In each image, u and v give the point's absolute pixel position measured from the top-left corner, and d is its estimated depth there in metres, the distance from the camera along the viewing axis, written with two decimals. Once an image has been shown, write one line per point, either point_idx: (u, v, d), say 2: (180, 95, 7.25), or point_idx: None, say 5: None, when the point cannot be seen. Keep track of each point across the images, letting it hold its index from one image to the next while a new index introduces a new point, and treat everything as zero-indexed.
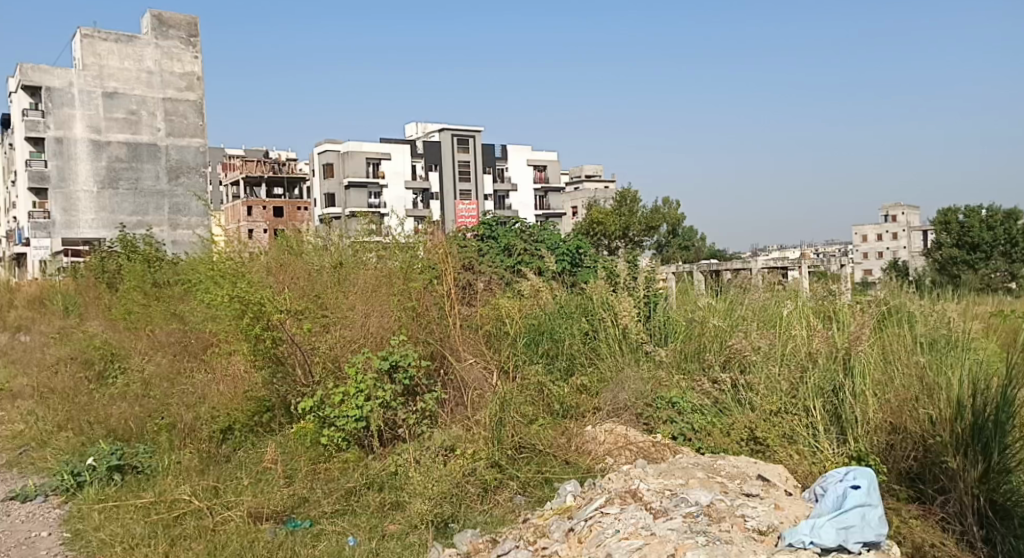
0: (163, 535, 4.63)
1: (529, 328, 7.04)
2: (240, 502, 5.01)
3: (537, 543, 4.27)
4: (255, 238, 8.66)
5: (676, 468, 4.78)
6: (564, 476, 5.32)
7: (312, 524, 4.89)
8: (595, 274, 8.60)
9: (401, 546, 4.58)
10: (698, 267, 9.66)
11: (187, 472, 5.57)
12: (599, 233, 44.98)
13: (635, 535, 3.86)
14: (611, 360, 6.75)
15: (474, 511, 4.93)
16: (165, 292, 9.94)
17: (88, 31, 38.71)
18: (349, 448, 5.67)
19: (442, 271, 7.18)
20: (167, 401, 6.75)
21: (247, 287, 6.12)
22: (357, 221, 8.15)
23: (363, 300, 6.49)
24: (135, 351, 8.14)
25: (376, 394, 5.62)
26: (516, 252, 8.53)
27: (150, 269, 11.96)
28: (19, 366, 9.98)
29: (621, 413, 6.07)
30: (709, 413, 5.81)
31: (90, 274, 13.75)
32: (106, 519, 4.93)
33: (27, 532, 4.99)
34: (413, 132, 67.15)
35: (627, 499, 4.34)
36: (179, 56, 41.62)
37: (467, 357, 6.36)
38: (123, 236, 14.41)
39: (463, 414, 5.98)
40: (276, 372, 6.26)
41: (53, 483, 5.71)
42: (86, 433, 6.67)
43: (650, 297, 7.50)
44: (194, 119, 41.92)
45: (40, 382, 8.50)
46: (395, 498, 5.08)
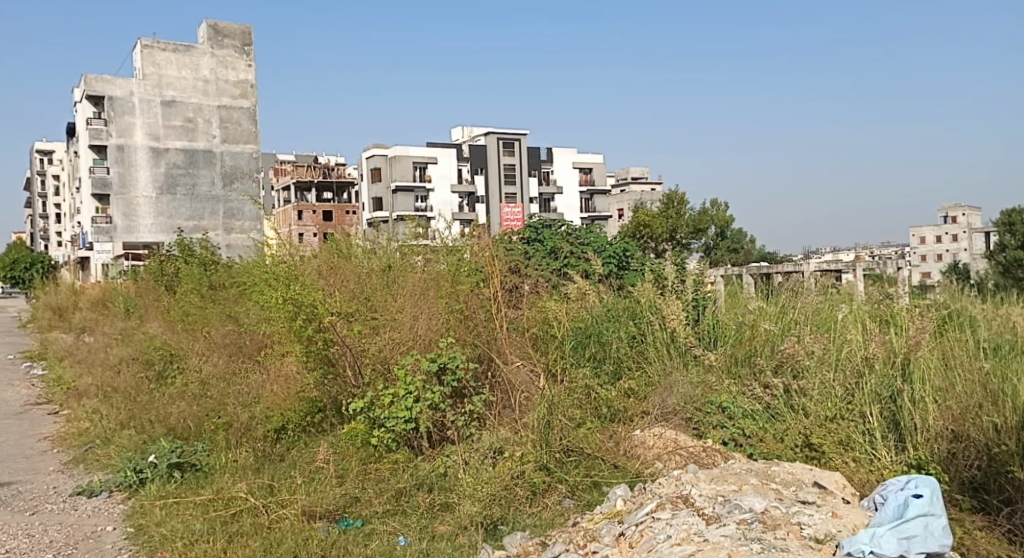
0: (221, 531, 4.74)
1: (577, 331, 7.05)
2: (294, 500, 5.10)
3: (587, 547, 4.25)
4: (306, 241, 8.83)
5: (729, 474, 4.72)
6: (613, 480, 5.31)
7: (364, 524, 4.95)
8: (642, 277, 8.56)
9: (451, 546, 4.61)
10: (747, 270, 9.55)
11: (243, 470, 5.70)
12: (646, 235, 44.77)
13: (687, 541, 3.83)
14: (659, 364, 6.71)
15: (524, 513, 4.95)
16: (221, 294, 10.20)
17: (147, 41, 39.84)
18: (399, 449, 5.73)
19: (488, 274, 7.26)
20: (224, 401, 6.94)
21: (299, 289, 6.22)
22: (404, 224, 8.26)
23: (412, 303, 6.55)
24: (193, 351, 8.37)
25: (425, 396, 5.67)
26: (562, 255, 8.56)
27: (207, 272, 12.30)
28: (82, 365, 10.34)
29: (670, 417, 6.05)
30: (761, 418, 5.75)
31: (149, 277, 14.20)
32: (167, 515, 5.08)
33: (94, 526, 5.16)
34: (459, 135, 67.55)
35: (678, 504, 4.30)
36: (234, 65, 42.58)
37: (513, 361, 6.42)
38: (181, 240, 14.82)
39: (511, 416, 6.00)
40: (327, 373, 6.39)
41: (117, 479, 5.90)
42: (147, 432, 6.89)
43: (698, 300, 7.45)
44: (247, 126, 42.85)
45: (103, 381, 8.78)
46: (444, 499, 5.12)
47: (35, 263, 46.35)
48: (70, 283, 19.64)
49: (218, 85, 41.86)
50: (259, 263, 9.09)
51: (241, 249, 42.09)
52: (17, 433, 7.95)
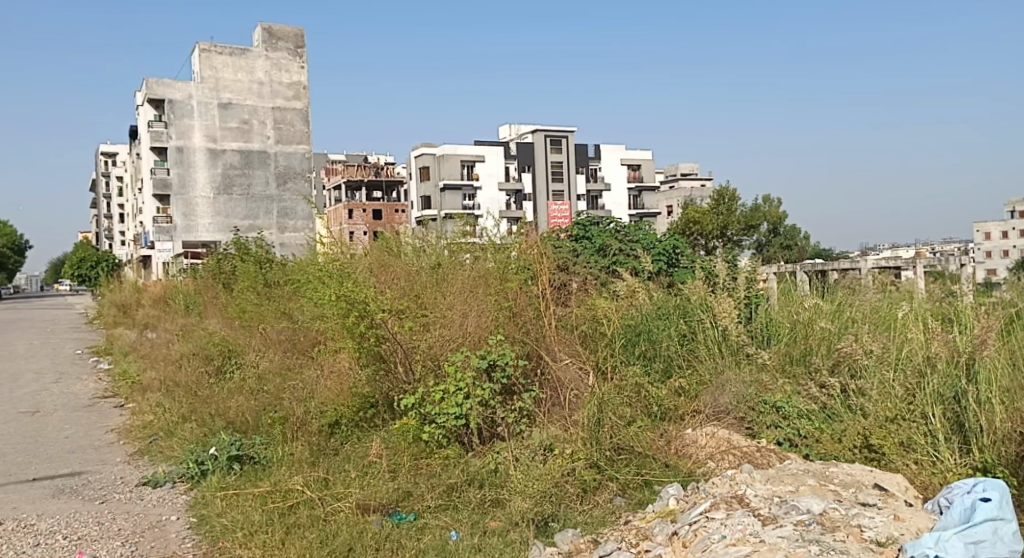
0: (280, 522, 4.84)
1: (627, 329, 7.00)
2: (348, 493, 5.19)
3: (639, 546, 4.24)
4: (357, 239, 8.94)
5: (785, 474, 4.65)
6: (664, 479, 5.30)
7: (417, 518, 5.00)
8: (693, 274, 8.48)
9: (503, 543, 4.63)
10: (801, 267, 9.37)
11: (299, 464, 5.81)
12: (696, 232, 44.36)
13: (743, 542, 3.79)
14: (711, 362, 6.64)
15: (575, 510, 4.95)
16: (277, 292, 10.40)
17: (205, 45, 40.87)
18: (449, 445, 5.77)
19: (537, 271, 7.33)
20: (281, 395, 7.12)
21: (352, 286, 6.29)
22: (453, 222, 8.30)
23: (462, 300, 6.58)
24: (251, 347, 8.58)
25: (475, 392, 5.70)
26: (611, 252, 8.50)
27: (262, 270, 12.57)
28: (145, 360, 10.67)
29: (723, 417, 5.98)
30: (818, 418, 5.65)
31: (208, 275, 14.58)
32: (228, 506, 5.21)
33: (159, 515, 5.32)
34: (508, 134, 67.78)
35: (734, 504, 4.26)
36: (288, 67, 43.40)
37: (562, 358, 6.42)
38: (237, 238, 15.16)
39: (561, 414, 5.99)
40: (378, 369, 6.47)
41: (180, 471, 6.07)
42: (208, 425, 7.08)
43: (750, 298, 7.35)
44: (301, 127, 43.62)
45: (166, 375, 9.04)
46: (495, 495, 5.16)
47: (99, 262, 47.93)
48: (133, 280, 20.26)
49: (273, 87, 42.74)
50: (312, 261, 9.24)
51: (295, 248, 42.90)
52: (86, 425, 8.25)
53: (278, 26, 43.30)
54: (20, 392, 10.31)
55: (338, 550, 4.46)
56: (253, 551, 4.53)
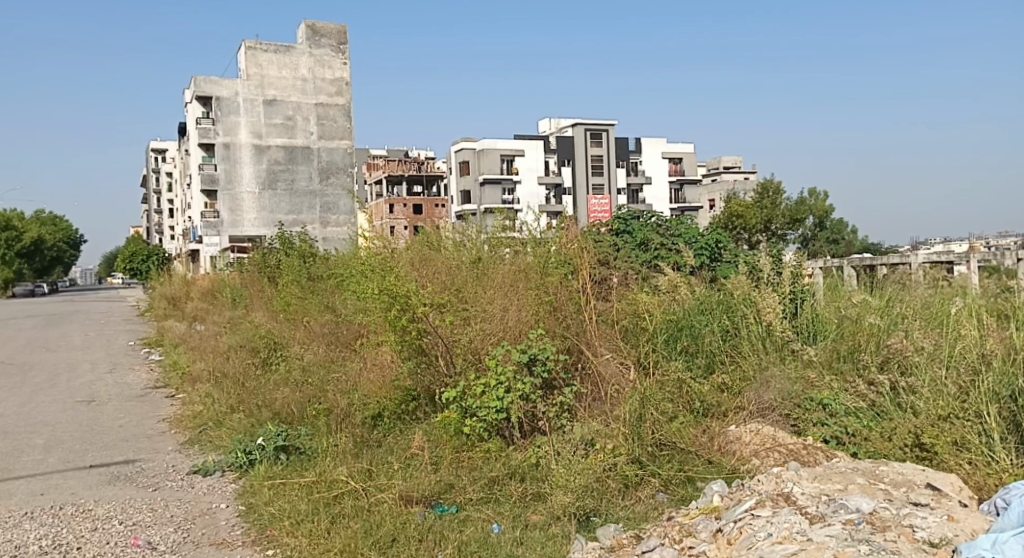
0: (325, 512, 4.91)
1: (669, 324, 6.90)
2: (391, 485, 5.22)
3: (683, 542, 4.19)
4: (397, 234, 9.02)
5: (833, 473, 4.57)
6: (708, 475, 5.24)
7: (459, 510, 5.04)
8: (735, 269, 8.38)
9: (544, 536, 4.63)
10: (848, 262, 9.18)
11: (343, 454, 5.88)
12: (739, 226, 43.93)
13: (789, 540, 3.74)
14: (755, 358, 6.55)
15: (617, 506, 4.94)
16: (321, 285, 10.53)
17: (251, 42, 41.61)
18: (491, 439, 5.78)
19: (577, 266, 7.29)
20: (325, 388, 7.22)
21: (394, 281, 6.34)
22: (493, 217, 8.31)
23: (502, 295, 6.58)
24: (295, 340, 8.71)
25: (516, 386, 5.70)
26: (652, 247, 8.45)
27: (305, 264, 12.76)
28: (194, 352, 10.91)
29: (768, 413, 5.89)
30: (866, 416, 5.55)
31: (254, 269, 14.84)
32: (275, 495, 5.31)
33: (209, 503, 5.44)
34: (547, 127, 67.66)
35: (780, 502, 4.21)
36: (331, 64, 43.95)
37: (603, 353, 6.41)
38: (281, 233, 15.40)
39: (602, 409, 5.97)
40: (420, 362, 6.50)
41: (228, 460, 6.21)
42: (254, 416, 7.20)
43: (796, 293, 7.24)
44: (344, 123, 44.23)
45: (214, 366, 9.23)
46: (536, 489, 5.16)
47: (150, 255, 49.12)
48: (182, 273, 20.69)
49: (316, 84, 43.40)
50: (354, 256, 9.35)
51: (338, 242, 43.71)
52: (139, 414, 8.46)
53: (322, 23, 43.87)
54: (76, 381, 10.62)
55: (382, 540, 4.50)
56: (299, 540, 4.60)
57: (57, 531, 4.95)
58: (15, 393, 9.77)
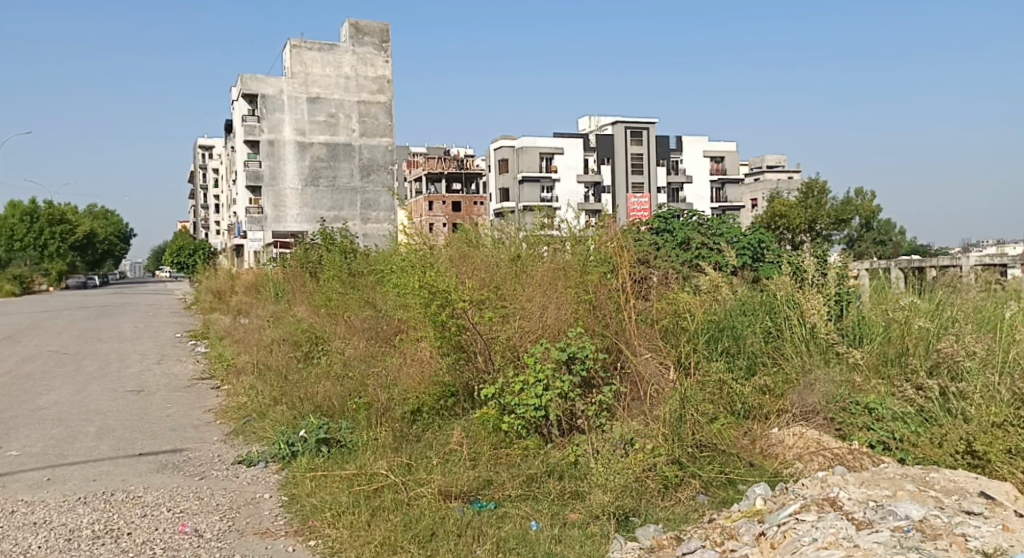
0: (366, 505, 4.95)
1: (710, 324, 6.75)
2: (431, 480, 5.24)
3: (725, 544, 4.15)
4: (436, 230, 9.06)
5: (882, 478, 4.50)
6: (749, 478, 5.18)
7: (497, 507, 5.04)
8: (779, 269, 8.26)
9: (583, 535, 4.59)
10: (896, 263, 8.99)
11: (383, 448, 5.91)
12: (782, 226, 43.19)
13: (835, 546, 3.67)
14: (798, 360, 6.46)
15: (656, 506, 4.89)
16: (361, 281, 10.61)
17: (296, 41, 42.83)
18: (529, 436, 5.78)
19: (617, 265, 7.12)
20: (365, 382, 7.27)
21: (434, 276, 6.36)
22: (532, 214, 8.31)
23: (542, 292, 6.56)
24: (336, 334, 8.81)
25: (555, 384, 5.69)
26: (693, 246, 8.38)
27: (347, 259, 12.90)
28: (239, 345, 11.12)
29: (811, 417, 5.81)
30: (914, 422, 5.44)
31: (296, 264, 15.07)
32: (316, 486, 5.38)
33: (253, 493, 5.53)
34: (587, 126, 67.53)
35: (825, 507, 4.14)
36: (373, 62, 44.69)
37: (642, 352, 6.30)
38: (323, 228, 15.62)
39: (642, 410, 5.90)
40: (459, 358, 6.52)
41: (272, 451, 6.32)
42: (297, 408, 7.30)
43: (842, 295, 7.14)
44: (385, 120, 45.03)
45: (258, 359, 9.38)
46: (575, 487, 5.14)
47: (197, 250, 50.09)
48: (228, 268, 21.03)
49: (359, 82, 44.31)
50: (395, 252, 9.43)
51: (378, 238, 44.63)
52: (186, 405, 8.62)
53: (365, 22, 44.51)
54: (126, 371, 10.90)
55: (421, 534, 4.52)
56: (341, 532, 4.65)
57: (108, 516, 5.06)
58: (69, 381, 10.04)
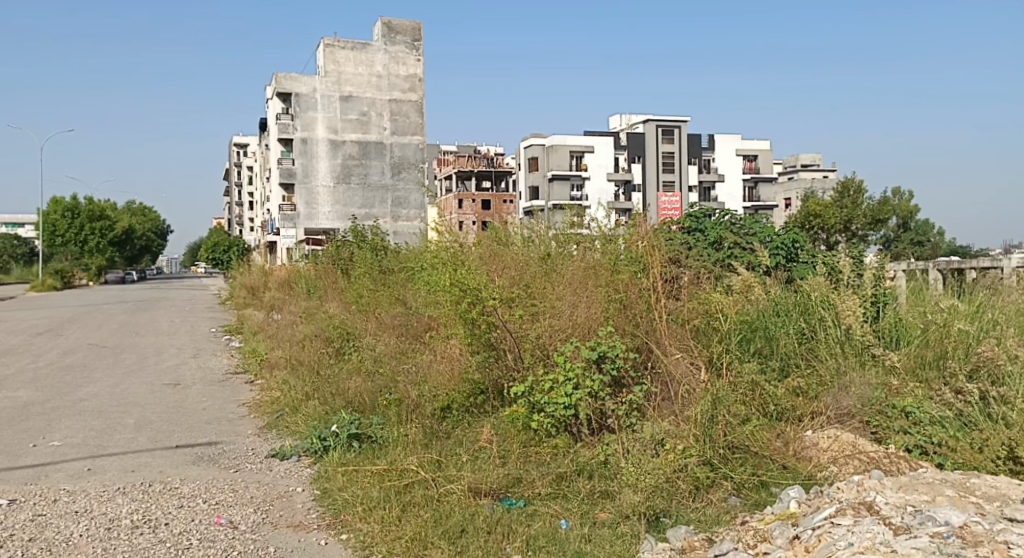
0: (396, 500, 4.97)
1: (743, 325, 6.66)
2: (460, 476, 5.23)
3: (758, 548, 4.12)
4: (466, 228, 9.07)
5: (920, 483, 4.43)
6: (782, 481, 5.11)
7: (526, 505, 5.03)
8: (813, 270, 8.15)
9: (614, 534, 4.56)
10: (934, 265, 8.80)
11: (413, 444, 5.93)
12: (817, 226, 42.54)
13: (872, 550, 3.61)
14: (833, 362, 6.37)
15: (687, 508, 4.85)
16: (392, 278, 10.67)
17: (329, 41, 43.33)
18: (558, 435, 5.74)
19: (648, 265, 6.93)
20: (396, 378, 7.32)
21: (465, 274, 6.39)
22: (562, 213, 8.29)
23: (572, 291, 6.55)
24: (367, 331, 8.87)
25: (585, 383, 5.67)
26: (726, 246, 8.29)
27: (378, 256, 13.00)
28: (272, 340, 11.25)
29: (847, 420, 5.73)
30: (953, 426, 5.34)
31: (327, 260, 15.22)
32: (348, 481, 5.42)
33: (286, 486, 5.60)
34: (618, 124, 67.29)
35: (861, 511, 4.09)
36: (405, 60, 44.95)
37: (673, 352, 6.19)
38: (355, 226, 15.74)
39: (672, 410, 5.84)
40: (489, 356, 6.49)
41: (305, 445, 6.38)
42: (329, 403, 7.36)
43: (878, 296, 7.02)
44: (416, 118, 45.22)
45: (291, 354, 9.49)
46: (605, 487, 5.10)
47: (233, 246, 50.95)
48: (262, 263, 21.27)
49: (391, 80, 44.63)
50: (424, 250, 9.48)
51: (407, 237, 44.77)
52: (221, 398, 8.75)
53: (397, 21, 44.77)
54: (163, 364, 11.10)
55: (451, 531, 4.52)
56: (372, 526, 4.68)
57: (146, 506, 5.15)
58: (108, 374, 10.24)
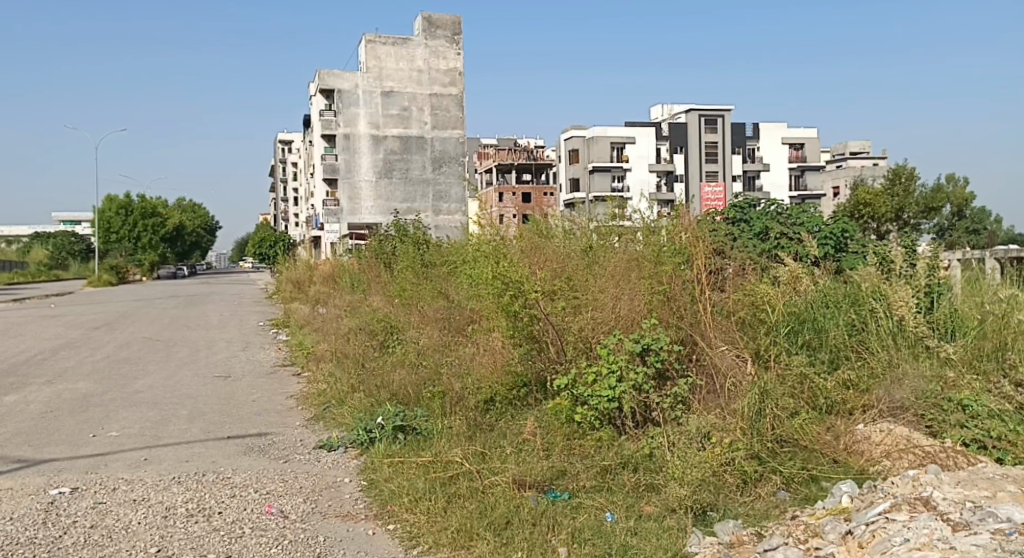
0: (442, 492, 4.98)
1: (791, 317, 6.54)
2: (505, 468, 5.23)
3: (809, 543, 4.03)
4: (507, 221, 9.06)
5: (980, 479, 4.32)
6: (833, 475, 5.00)
7: (571, 497, 4.98)
8: (863, 260, 7.97)
9: (660, 528, 4.49)
10: (992, 254, 8.52)
11: (457, 436, 5.94)
12: (867, 215, 41.58)
13: (929, 547, 3.51)
14: (885, 354, 6.20)
15: (735, 502, 4.77)
16: (434, 272, 10.70)
17: (370, 37, 43.66)
18: (602, 427, 5.69)
19: (692, 256, 6.76)
20: (439, 371, 7.34)
21: (507, 267, 6.38)
22: (604, 205, 8.21)
23: (614, 283, 6.46)
24: (410, 324, 8.90)
25: (629, 376, 5.62)
26: (772, 236, 8.13)
27: (420, 250, 13.07)
28: (318, 333, 11.40)
29: (900, 413, 5.60)
30: (1012, 420, 5.17)
31: (370, 254, 15.37)
32: (394, 472, 5.45)
33: (334, 476, 5.67)
34: (659, 115, 66.68)
35: (918, 507, 3.98)
36: (445, 54, 45.08)
37: (718, 344, 6.06)
38: (397, 220, 15.86)
39: (718, 404, 5.72)
40: (530, 349, 6.52)
41: (351, 437, 6.45)
42: (374, 395, 7.42)
43: (932, 287, 6.81)
44: (456, 112, 45.35)
45: (337, 347, 9.59)
46: (650, 480, 5.05)
47: (279, 240, 51.83)
48: (306, 257, 21.58)
49: (431, 75, 44.88)
50: (466, 244, 9.51)
51: (449, 231, 44.90)
52: (269, 390, 8.88)
53: (436, 15, 44.84)
54: (214, 357, 11.32)
55: (497, 522, 4.52)
56: (418, 517, 4.71)
57: (200, 495, 5.24)
58: (162, 366, 10.48)
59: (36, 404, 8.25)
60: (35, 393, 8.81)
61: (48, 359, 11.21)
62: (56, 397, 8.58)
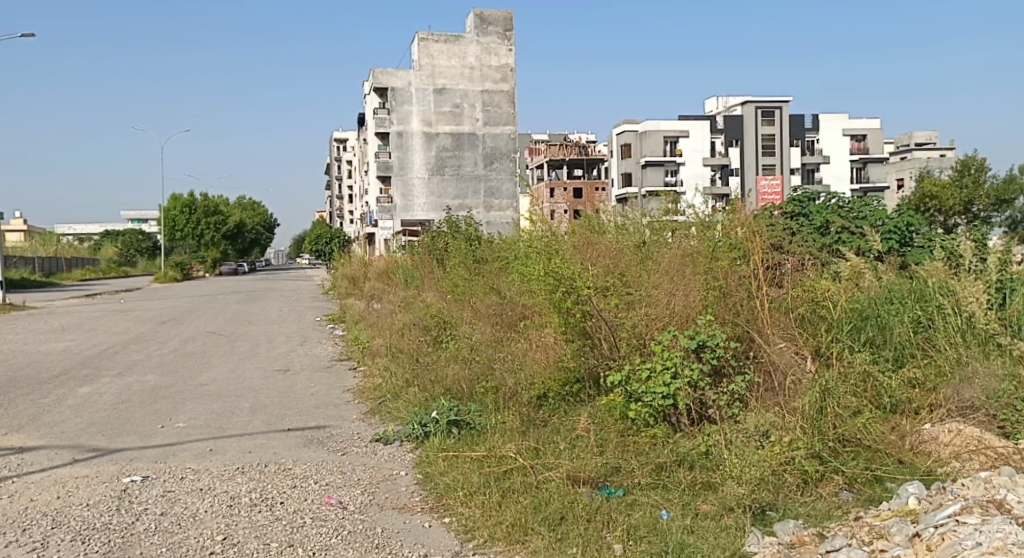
0: (496, 486, 4.97)
1: (853, 313, 6.38)
2: (559, 464, 5.20)
3: (874, 544, 3.91)
4: (560, 217, 9.02)
5: None
6: (898, 476, 4.84)
7: (626, 494, 4.93)
8: (930, 254, 7.72)
9: (718, 527, 4.40)
10: None
11: (511, 432, 5.92)
12: (933, 209, 40.14)
13: (1003, 551, 3.37)
14: (953, 351, 5.98)
15: (795, 501, 4.65)
16: (487, 267, 10.71)
17: (422, 35, 44.02)
18: (657, 424, 5.63)
19: (749, 251, 6.60)
20: (492, 366, 7.36)
21: (559, 263, 6.31)
22: (657, 200, 8.11)
23: (669, 278, 6.38)
24: (463, 319, 8.95)
25: (684, 372, 5.53)
26: (833, 230, 7.93)
27: (473, 246, 13.11)
28: (373, 328, 11.54)
29: (969, 413, 5.40)
30: None
31: (424, 249, 15.48)
32: (449, 466, 5.47)
33: (390, 469, 5.72)
34: (714, 107, 65.66)
35: (990, 509, 3.84)
36: (497, 50, 45.15)
37: (776, 341, 5.89)
38: (450, 217, 15.94)
39: (777, 401, 5.57)
40: (584, 345, 6.41)
41: (407, 431, 6.50)
42: (429, 390, 7.46)
43: (1004, 282, 6.57)
44: (508, 108, 45.41)
45: (392, 341, 9.69)
46: (707, 478, 4.96)
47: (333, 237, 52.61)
48: (361, 253, 21.84)
49: (483, 71, 45.03)
50: (518, 239, 9.51)
51: (501, 226, 44.95)
52: (327, 384, 9.02)
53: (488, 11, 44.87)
54: (273, 351, 11.54)
55: (551, 517, 4.48)
56: (473, 511, 4.72)
57: (263, 485, 5.34)
58: (224, 360, 10.73)
59: (108, 395, 8.54)
60: (107, 385, 9.10)
61: (118, 352, 11.56)
62: (127, 389, 8.85)
